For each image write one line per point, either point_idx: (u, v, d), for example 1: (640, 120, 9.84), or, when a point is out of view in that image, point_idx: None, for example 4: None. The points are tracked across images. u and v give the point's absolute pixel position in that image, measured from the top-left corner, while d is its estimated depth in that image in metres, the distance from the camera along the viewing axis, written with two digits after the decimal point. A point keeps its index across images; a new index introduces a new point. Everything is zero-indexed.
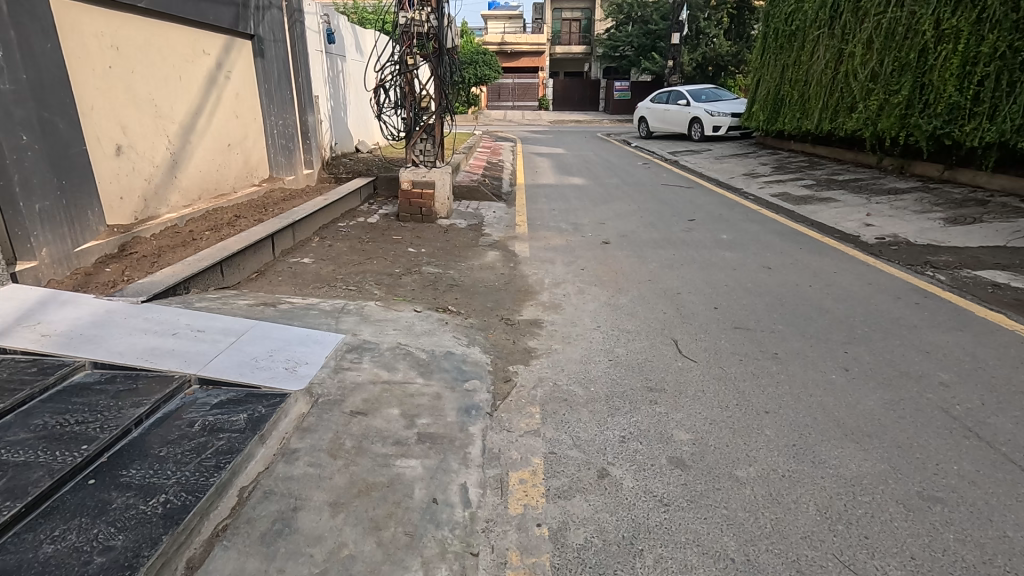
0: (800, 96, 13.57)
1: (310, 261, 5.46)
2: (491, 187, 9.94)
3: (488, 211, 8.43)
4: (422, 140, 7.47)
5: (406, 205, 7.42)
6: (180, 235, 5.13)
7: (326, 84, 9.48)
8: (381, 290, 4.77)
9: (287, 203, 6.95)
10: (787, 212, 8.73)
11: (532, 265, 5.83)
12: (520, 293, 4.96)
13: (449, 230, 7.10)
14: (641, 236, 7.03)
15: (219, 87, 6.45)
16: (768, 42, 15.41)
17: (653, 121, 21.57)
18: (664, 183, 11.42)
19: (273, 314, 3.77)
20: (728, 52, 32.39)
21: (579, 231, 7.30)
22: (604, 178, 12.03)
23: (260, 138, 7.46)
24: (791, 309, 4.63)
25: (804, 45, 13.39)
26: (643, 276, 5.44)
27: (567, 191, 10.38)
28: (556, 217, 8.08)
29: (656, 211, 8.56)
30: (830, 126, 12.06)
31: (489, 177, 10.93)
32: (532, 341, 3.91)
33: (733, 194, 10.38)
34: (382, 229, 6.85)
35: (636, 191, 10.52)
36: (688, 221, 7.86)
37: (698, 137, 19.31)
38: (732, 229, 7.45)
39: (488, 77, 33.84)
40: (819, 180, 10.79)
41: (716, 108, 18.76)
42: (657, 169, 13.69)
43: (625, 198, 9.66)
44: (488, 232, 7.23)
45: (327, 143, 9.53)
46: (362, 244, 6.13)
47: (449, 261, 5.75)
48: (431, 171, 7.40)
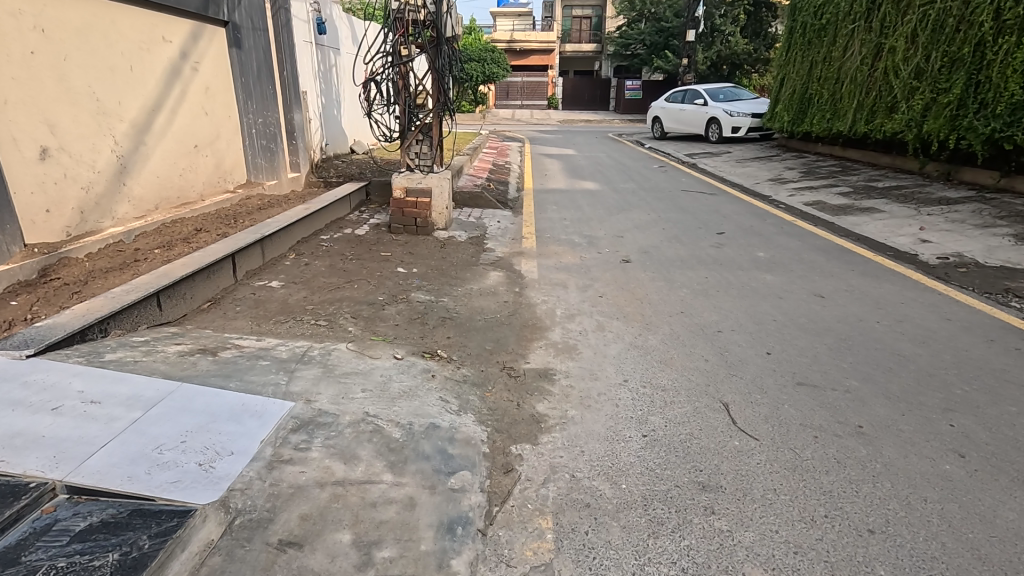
0: (831, 95, 12.61)
1: (278, 285, 4.63)
2: (496, 193, 9.06)
3: (492, 221, 7.58)
4: (418, 141, 6.62)
5: (399, 215, 6.53)
6: (122, 256, 4.30)
7: (316, 79, 8.64)
8: (358, 325, 3.93)
9: (263, 212, 6.11)
10: (826, 224, 7.82)
11: (541, 289, 4.98)
12: (526, 328, 4.10)
13: (447, 244, 6.25)
14: (665, 254, 6.16)
15: (183, 80, 5.62)
16: (794, 38, 14.44)
17: (667, 121, 20.63)
18: (684, 188, 10.51)
19: (207, 368, 2.93)
20: (744, 50, 31.41)
21: (594, 246, 6.44)
22: (618, 182, 11.14)
23: (235, 138, 6.63)
24: (863, 355, 3.74)
25: (836, 40, 12.46)
26: (674, 307, 4.57)
27: (579, 198, 9.51)
28: (568, 229, 7.23)
29: (680, 222, 7.69)
30: (866, 128, 11.11)
31: (494, 181, 10.06)
32: (541, 405, 3.05)
33: (761, 202, 9.45)
34: (370, 244, 6.01)
35: (655, 198, 9.63)
36: (717, 235, 6.97)
37: (715, 138, 18.36)
38: (769, 245, 6.55)
39: (497, 75, 32.99)
40: (856, 187, 9.86)
41: (736, 108, 17.79)
42: (675, 172, 12.77)
43: (643, 206, 8.78)
44: (492, 246, 6.39)
45: (316, 145, 8.70)
46: (344, 263, 5.30)
47: (444, 285, 4.92)
48: (426, 176, 6.54)
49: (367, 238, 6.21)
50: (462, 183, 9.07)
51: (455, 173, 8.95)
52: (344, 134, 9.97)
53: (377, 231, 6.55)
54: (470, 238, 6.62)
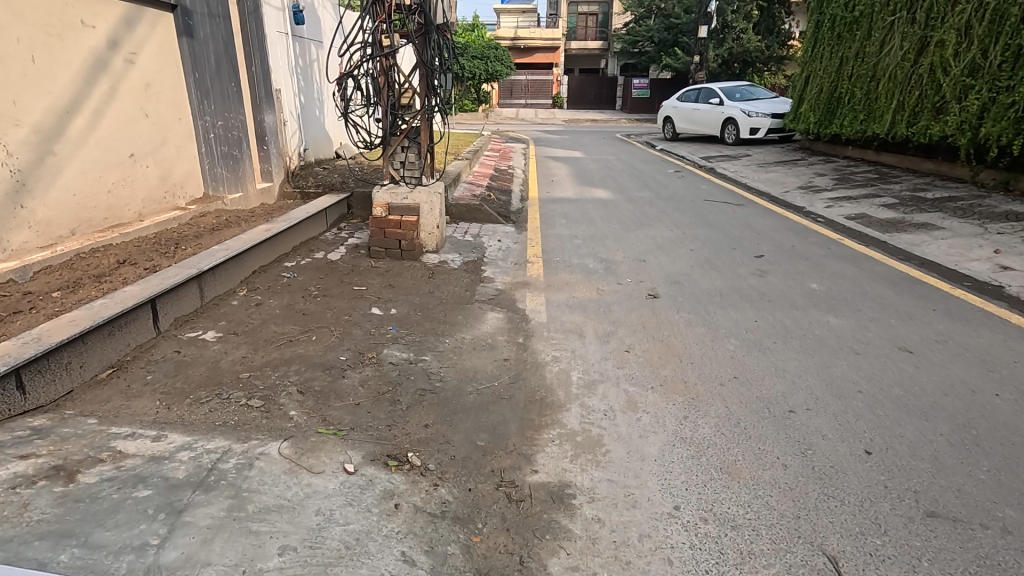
0: (865, 94, 11.52)
1: (215, 337, 3.62)
2: (497, 205, 8.03)
3: (492, 241, 6.55)
4: (404, 148, 5.62)
5: (381, 237, 5.50)
6: (3, 303, 3.29)
7: (293, 75, 7.61)
8: (306, 404, 2.92)
9: (216, 234, 5.09)
10: (878, 244, 6.78)
11: (551, 338, 3.97)
12: (533, 405, 3.07)
13: (437, 272, 5.23)
14: (699, 286, 5.12)
15: (114, 76, 4.59)
16: (821, 33, 13.34)
17: (680, 121, 19.51)
18: (706, 198, 9.47)
19: (43, 517, 1.94)
20: (757, 48, 30.31)
21: (613, 274, 5.42)
22: (632, 191, 10.10)
23: (188, 144, 5.61)
24: (1001, 455, 2.70)
25: (871, 34, 11.40)
26: (722, 368, 3.55)
27: (590, 210, 8.48)
28: (580, 250, 6.22)
29: (709, 241, 6.66)
30: (907, 131, 10.04)
31: (495, 191, 9.02)
32: (557, 564, 2.03)
33: (796, 215, 8.39)
34: (344, 272, 5.01)
35: (675, 210, 8.57)
36: (756, 260, 5.93)
37: (732, 140, 17.27)
38: (821, 273, 5.51)
39: (500, 73, 31.95)
40: (901, 198, 8.79)
41: (754, 108, 16.68)
42: (693, 178, 11.72)
43: (664, 221, 7.75)
44: (490, 274, 5.37)
45: (294, 150, 7.71)
46: (306, 302, 4.29)
47: (429, 333, 3.91)
48: (413, 191, 5.50)
49: (341, 265, 5.21)
50: (459, 194, 8.05)
51: (451, 183, 7.93)
52: (328, 137, 8.98)
53: (355, 254, 5.56)
54: (465, 263, 5.61)
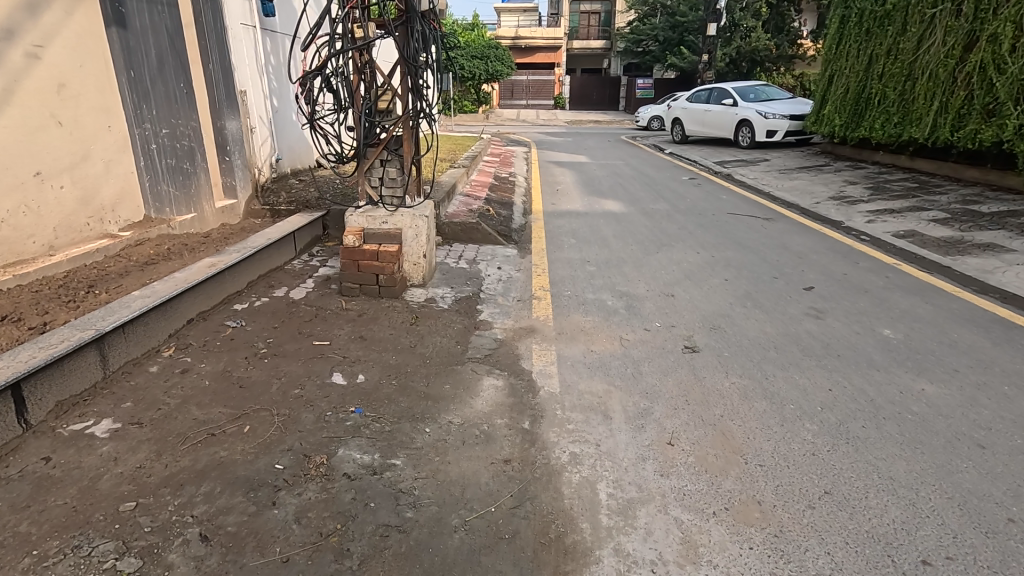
0: (899, 94, 10.54)
1: (108, 431, 2.66)
2: (497, 222, 7.06)
3: (491, 268, 5.59)
4: (383, 162, 4.65)
5: (354, 271, 4.45)
6: None
7: (263, 74, 6.66)
8: (208, 563, 1.96)
9: (148, 270, 4.12)
10: (941, 269, 5.82)
11: (566, 419, 3.01)
12: (547, 556, 2.10)
13: (423, 314, 4.27)
14: (745, 333, 4.14)
15: (9, 73, 3.62)
16: (847, 28, 12.36)
17: (690, 124, 18.54)
18: (730, 212, 8.51)
19: None
20: (765, 46, 29.35)
21: (637, 316, 4.45)
22: (646, 202, 9.14)
23: (122, 157, 4.64)
24: None
25: (906, 29, 10.43)
26: (802, 476, 2.58)
27: (602, 227, 7.52)
28: (595, 281, 5.26)
29: (745, 268, 5.69)
30: (951, 136, 9.07)
31: (494, 204, 8.06)
32: None
33: (835, 232, 7.42)
34: (307, 317, 4.05)
35: (697, 226, 7.60)
36: (806, 295, 4.97)
37: (746, 144, 16.30)
38: (890, 314, 4.54)
39: (501, 73, 31.02)
40: (952, 211, 7.82)
41: (771, 109, 15.70)
42: (711, 187, 10.77)
43: (686, 240, 6.80)
44: (489, 316, 4.41)
45: (266, 159, 6.78)
46: (250, 366, 3.33)
47: (404, 415, 2.95)
48: (394, 214, 4.58)
49: (305, 306, 4.25)
50: (453, 209, 7.09)
51: (443, 197, 6.97)
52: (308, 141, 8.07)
53: (324, 290, 4.60)
54: (457, 300, 4.65)
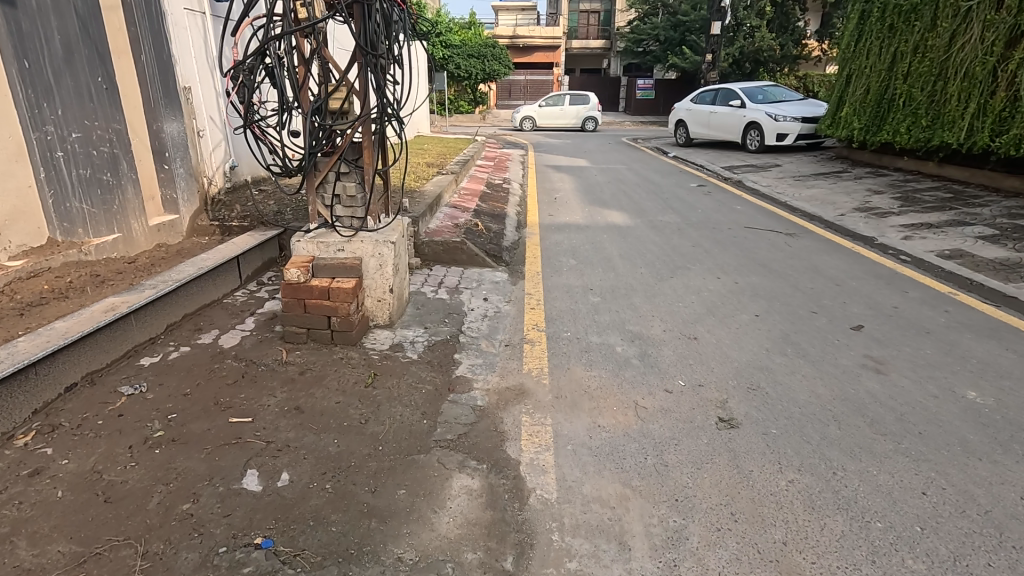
0: (929, 95, 9.72)
1: None
2: (486, 238, 6.17)
3: (476, 299, 4.70)
4: (339, 174, 3.76)
5: (299, 312, 3.55)
6: None
7: (214, 69, 5.80)
8: None
9: (32, 314, 3.23)
10: (1007, 301, 4.94)
11: (566, 553, 2.12)
12: None
13: (383, 368, 3.37)
14: (794, 394, 3.26)
15: None
16: (868, 23, 11.50)
17: (695, 126, 17.68)
18: (748, 226, 7.63)
19: None
20: (769, 46, 28.52)
21: (654, 369, 3.57)
22: (654, 214, 8.27)
23: (15, 168, 3.75)
24: None
25: (937, 25, 9.65)
26: None
27: (607, 244, 6.64)
28: (600, 318, 4.38)
29: (776, 300, 4.82)
30: (991, 142, 8.35)
31: (484, 217, 7.15)
32: None
33: (870, 251, 6.56)
34: (233, 375, 3.15)
35: (713, 243, 6.74)
36: (856, 337, 4.09)
37: (755, 147, 15.45)
38: (968, 367, 3.65)
39: (497, 72, 30.15)
40: (1000, 227, 6.96)
41: (782, 111, 14.83)
42: (722, 196, 9.91)
43: (704, 262, 5.93)
44: (469, 368, 3.52)
45: (219, 166, 5.92)
46: (133, 460, 2.43)
47: (333, 552, 2.05)
48: (351, 239, 3.72)
49: (235, 358, 3.36)
50: (436, 224, 6.19)
51: (424, 210, 6.07)
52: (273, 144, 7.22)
53: (265, 334, 3.70)
54: (431, 345, 3.76)
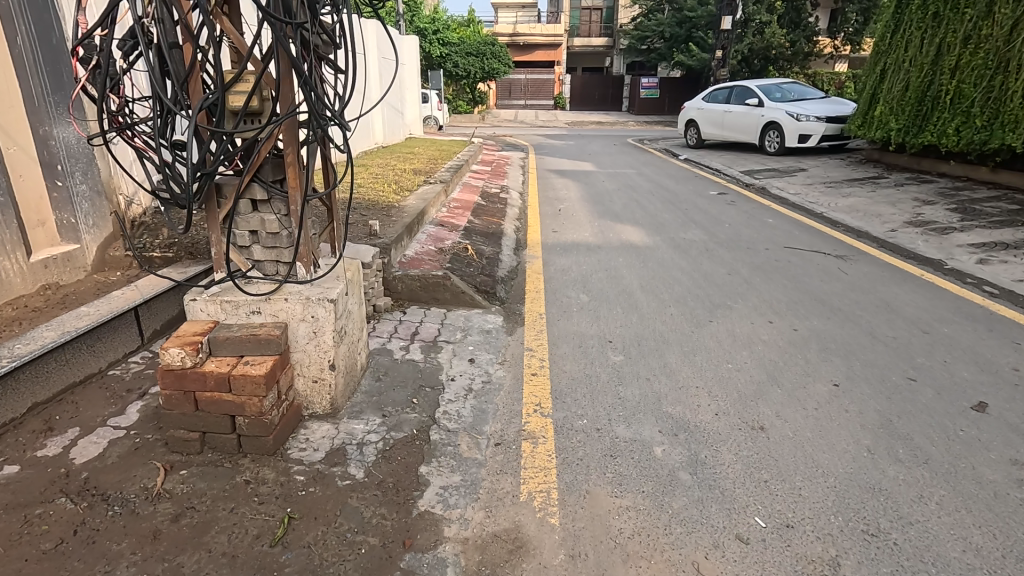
0: (985, 91, 8.64)
1: None
2: (476, 268, 5.02)
3: (458, 360, 3.54)
4: (253, 202, 2.59)
5: (188, 409, 2.39)
6: None
7: None
8: None
9: None
10: None
11: None
12: None
13: (307, 507, 2.20)
14: (938, 548, 2.11)
15: None
16: (907, 11, 10.34)
17: (707, 126, 16.55)
18: (788, 245, 6.49)
19: None
20: (780, 43, 27.40)
21: (713, 491, 2.43)
22: (675, 230, 7.13)
23: None
24: None
25: (992, 12, 8.59)
26: None
27: (624, 270, 5.49)
28: (626, 391, 3.23)
29: (854, 359, 3.67)
30: None
31: (476, 238, 6.00)
32: None
33: (945, 279, 5.39)
34: (63, 529, 2.00)
35: (752, 270, 5.59)
36: (986, 426, 2.93)
37: (774, 149, 14.32)
38: None
39: (497, 71, 29.06)
40: None
41: (805, 110, 13.67)
42: (749, 207, 8.79)
43: (747, 297, 4.78)
44: (438, 494, 2.36)
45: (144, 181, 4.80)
46: None
47: None
48: (270, 296, 2.57)
49: (79, 489, 2.20)
50: (416, 250, 5.04)
51: (400, 233, 4.92)
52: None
53: (143, 436, 2.53)
54: (386, 451, 2.60)
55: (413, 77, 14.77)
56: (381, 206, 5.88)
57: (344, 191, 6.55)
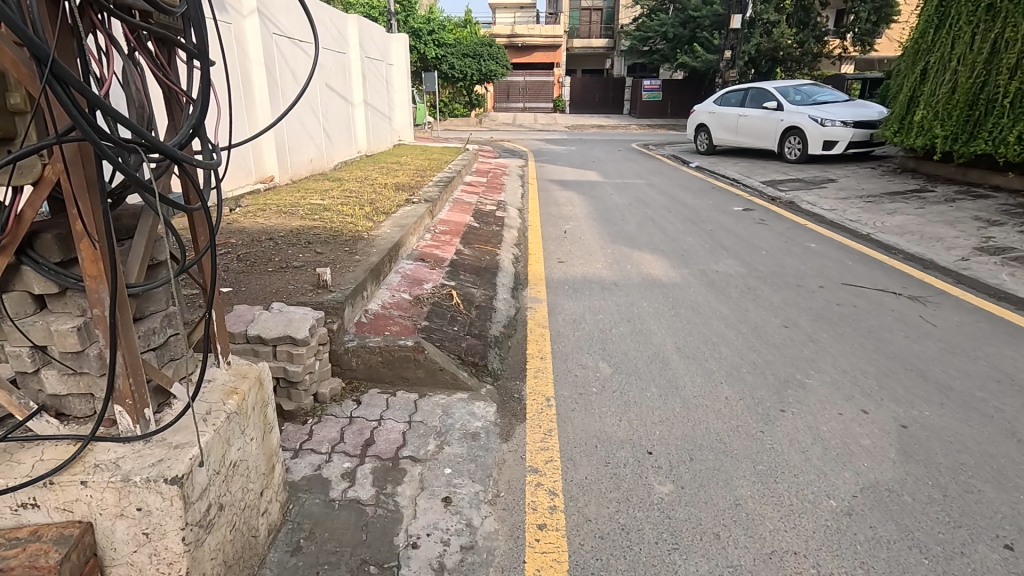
0: None
1: None
2: (463, 325, 3.84)
3: (427, 499, 2.36)
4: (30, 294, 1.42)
5: None
6: None
7: None
8: None
9: None
10: None
11: None
12: None
13: None
14: None
15: None
16: (953, 3, 9.21)
17: (718, 131, 15.42)
18: (847, 281, 5.32)
19: None
20: (788, 44, 26.35)
21: None
22: (705, 261, 5.96)
23: None
24: None
25: None
26: None
27: (653, 322, 4.32)
28: (688, 568, 2.07)
29: (1012, 488, 2.50)
30: None
31: (465, 276, 4.82)
32: None
33: None
34: None
35: (814, 320, 4.42)
36: None
37: (795, 156, 13.19)
38: None
39: (493, 73, 27.91)
40: None
41: (829, 114, 12.53)
42: (783, 227, 7.64)
43: (821, 367, 3.61)
44: None
45: None
46: None
47: None
48: (56, 478, 1.40)
49: None
50: (383, 303, 3.87)
51: (363, 282, 3.73)
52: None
53: None
54: None
55: (403, 79, 13.61)
56: (346, 238, 4.69)
57: (304, 215, 5.36)
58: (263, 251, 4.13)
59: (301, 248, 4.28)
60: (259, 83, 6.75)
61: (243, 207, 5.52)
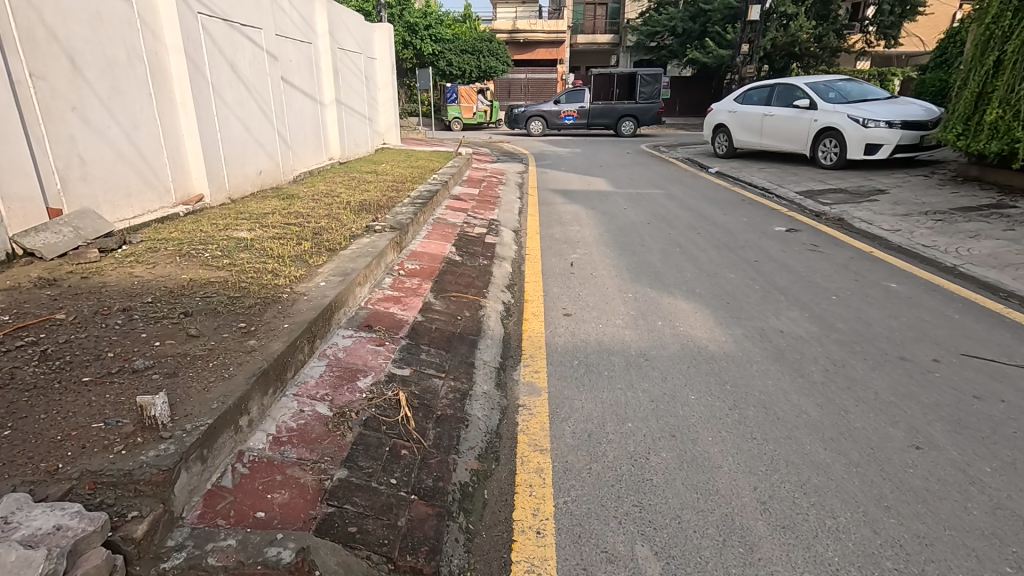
0: None
1: None
2: (407, 471, 2.32)
3: None
4: None
5: None
6: None
7: None
8: None
9: None
10: None
11: None
12: None
13: None
14: None
15: None
16: None
17: (740, 132, 13.89)
18: (968, 350, 3.80)
19: None
20: (806, 38, 24.74)
21: None
22: (760, 314, 4.45)
23: None
24: None
25: None
26: None
27: (709, 440, 2.83)
28: None
29: None
30: None
31: (427, 355, 3.31)
32: None
33: None
34: None
35: (954, 430, 2.90)
36: None
37: (830, 162, 11.66)
38: None
39: (494, 70, 26.42)
40: None
41: (870, 113, 10.97)
42: (842, 256, 6.13)
43: (1018, 554, 2.11)
44: None
45: None
46: None
47: None
48: None
49: None
50: (275, 432, 2.35)
51: (232, 405, 2.20)
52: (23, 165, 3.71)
53: None
54: None
55: (387, 76, 12.07)
56: (249, 301, 3.17)
57: (209, 257, 3.84)
58: (97, 334, 2.62)
59: (165, 327, 2.75)
60: (181, 76, 5.30)
61: (130, 245, 4.02)
